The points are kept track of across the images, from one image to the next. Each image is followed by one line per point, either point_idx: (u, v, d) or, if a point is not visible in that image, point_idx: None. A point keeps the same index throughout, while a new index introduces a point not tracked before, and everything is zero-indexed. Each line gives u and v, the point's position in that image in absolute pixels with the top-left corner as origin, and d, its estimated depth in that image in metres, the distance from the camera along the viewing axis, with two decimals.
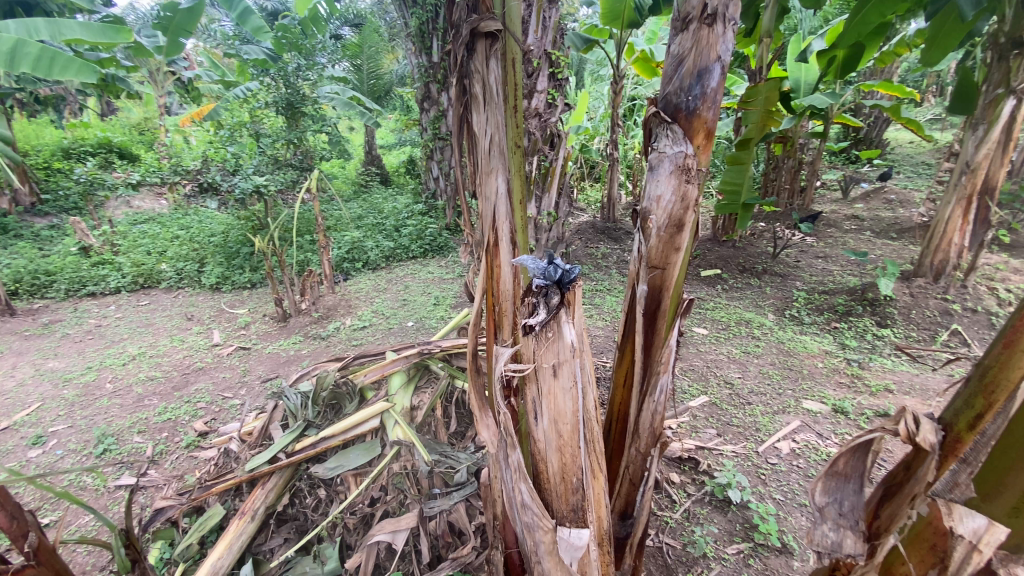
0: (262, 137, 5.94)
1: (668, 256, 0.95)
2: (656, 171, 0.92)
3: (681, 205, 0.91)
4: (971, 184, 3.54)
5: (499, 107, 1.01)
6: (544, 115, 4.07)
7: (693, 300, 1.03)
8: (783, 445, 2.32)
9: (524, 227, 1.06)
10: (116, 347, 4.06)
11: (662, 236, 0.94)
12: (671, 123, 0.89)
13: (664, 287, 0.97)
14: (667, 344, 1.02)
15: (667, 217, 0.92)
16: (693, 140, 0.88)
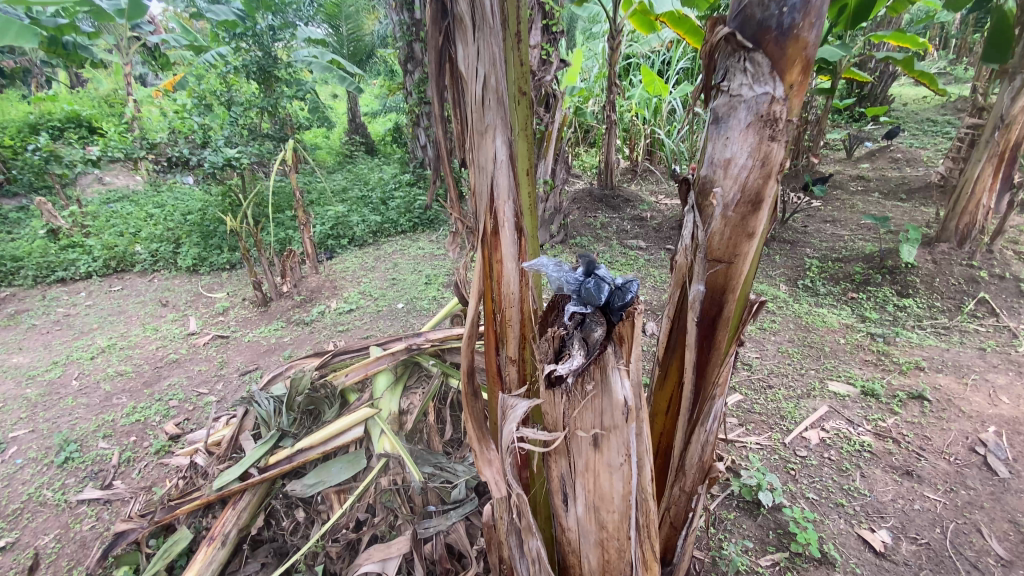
0: (234, 105, 5.48)
1: (736, 245, 0.78)
2: (724, 123, 0.75)
3: (761, 170, 0.74)
4: (1004, 141, 3.27)
5: (495, 33, 0.75)
6: (539, 74, 3.74)
7: (763, 302, 0.93)
8: (811, 435, 2.11)
9: (529, 207, 0.84)
10: (85, 339, 3.77)
11: (731, 217, 0.77)
12: (754, 50, 0.71)
13: (727, 285, 0.81)
14: (725, 360, 0.86)
15: (740, 188, 0.75)
16: (786, 75, 0.70)
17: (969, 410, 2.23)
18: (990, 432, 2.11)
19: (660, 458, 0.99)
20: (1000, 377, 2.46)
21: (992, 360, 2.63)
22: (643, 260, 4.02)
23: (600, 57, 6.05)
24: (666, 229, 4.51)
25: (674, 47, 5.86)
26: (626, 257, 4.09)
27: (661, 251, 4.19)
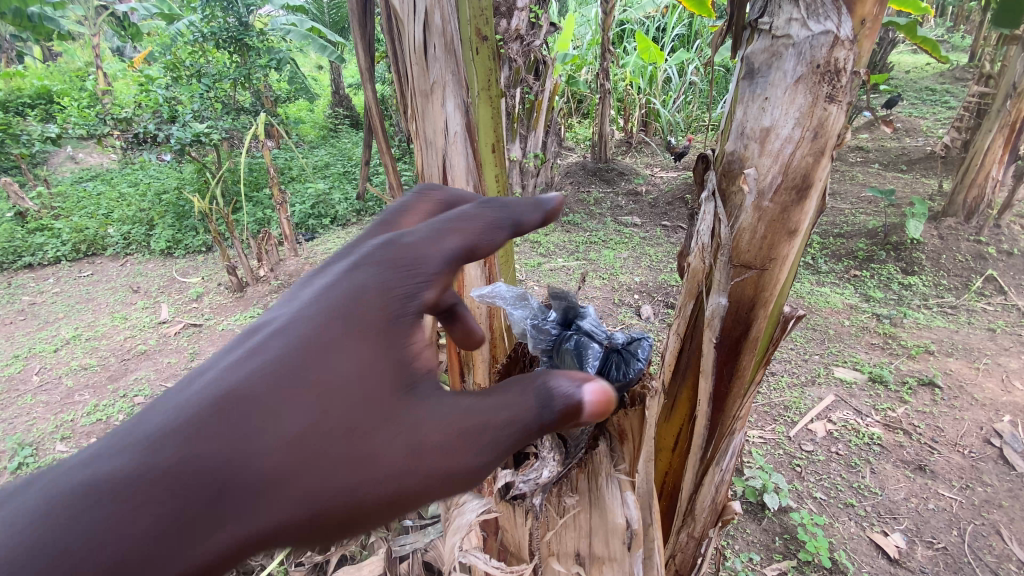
0: (204, 76, 5.15)
1: (770, 253, 0.71)
2: (761, 78, 0.63)
3: (814, 147, 0.63)
4: (1016, 111, 3.09)
5: None
6: (527, 39, 3.49)
7: (798, 317, 0.79)
8: (818, 427, 1.98)
9: (489, 156, 0.94)
10: (50, 329, 3.56)
11: (772, 211, 0.68)
12: None
13: (757, 298, 0.75)
14: (748, 388, 0.82)
15: (783, 172, 0.65)
16: (857, 9, 0.59)
17: (982, 398, 2.12)
18: (1005, 421, 2.00)
19: (668, 502, 0.99)
20: (1013, 360, 2.34)
21: (1003, 342, 2.50)
22: (638, 237, 3.83)
23: (592, 22, 5.74)
24: (662, 205, 4.31)
25: (669, 11, 5.55)
26: (620, 235, 3.90)
27: (656, 227, 4.00)
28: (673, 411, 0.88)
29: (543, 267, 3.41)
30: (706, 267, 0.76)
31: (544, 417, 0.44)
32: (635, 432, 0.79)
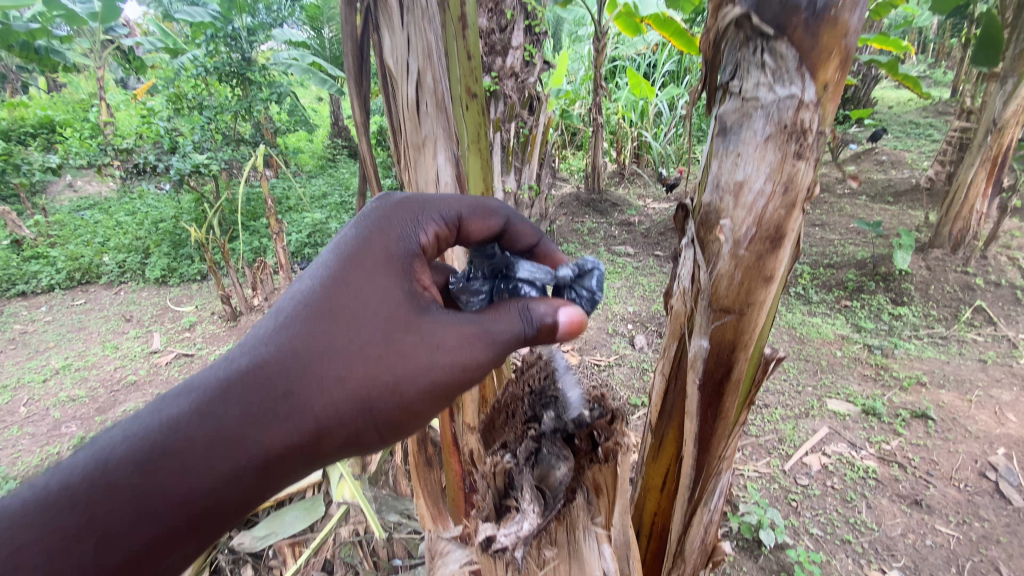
0: (206, 108, 5.25)
1: (747, 299, 0.73)
2: (735, 138, 0.67)
3: (784, 198, 0.66)
4: (997, 145, 3.18)
5: (433, 42, 0.98)
6: (522, 75, 3.63)
7: (778, 359, 0.82)
8: (812, 461, 1.98)
9: None
10: (40, 359, 3.53)
11: (748, 258, 0.71)
12: (776, 39, 0.61)
13: (736, 341, 0.77)
14: (731, 430, 0.85)
15: (758, 222, 0.68)
16: (821, 74, 0.61)
17: (975, 430, 2.12)
18: (999, 454, 2.00)
19: (658, 544, 1.00)
20: (1004, 393, 2.35)
21: (994, 374, 2.51)
22: (631, 267, 3.88)
23: (585, 59, 5.94)
24: (655, 235, 4.37)
25: (659, 49, 5.73)
26: (613, 264, 3.94)
27: (649, 257, 4.05)
28: (661, 449, 0.93)
29: None
30: (688, 310, 0.80)
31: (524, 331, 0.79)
32: (610, 486, 0.84)
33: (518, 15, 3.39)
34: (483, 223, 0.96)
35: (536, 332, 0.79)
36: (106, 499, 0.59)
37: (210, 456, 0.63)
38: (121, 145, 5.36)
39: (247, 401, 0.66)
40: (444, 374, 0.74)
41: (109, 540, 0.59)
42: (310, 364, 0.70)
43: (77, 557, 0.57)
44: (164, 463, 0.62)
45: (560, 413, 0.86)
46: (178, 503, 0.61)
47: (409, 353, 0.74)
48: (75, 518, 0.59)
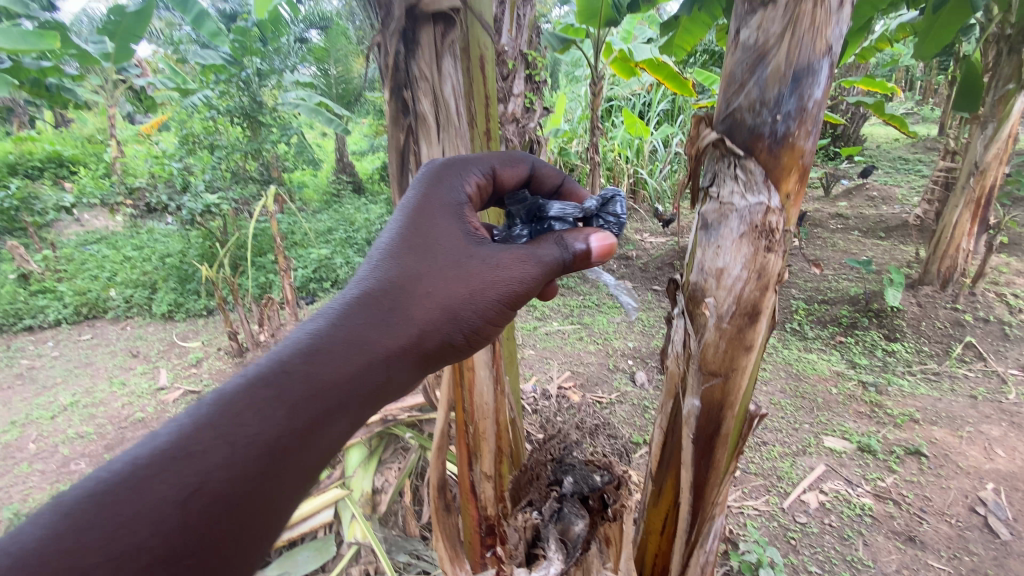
0: (217, 148, 5.42)
1: (733, 361, 0.86)
2: (717, 234, 0.83)
3: (758, 282, 0.81)
4: (979, 187, 3.32)
5: (462, 137, 1.11)
6: (522, 120, 3.82)
7: (761, 416, 0.92)
8: (810, 499, 2.02)
9: None
10: (47, 395, 3.56)
11: (730, 328, 0.84)
12: (745, 159, 0.79)
13: (724, 401, 0.88)
14: (723, 477, 0.93)
15: (737, 300, 0.83)
16: (783, 187, 0.79)
17: (966, 466, 2.17)
18: (989, 489, 2.05)
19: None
20: (994, 428, 2.41)
21: (985, 410, 2.57)
22: (630, 302, 3.96)
23: (582, 100, 6.19)
24: (653, 270, 4.47)
25: (653, 90, 5.97)
26: (613, 299, 4.03)
27: (647, 292, 4.15)
28: (659, 498, 1.02)
29: (538, 331, 3.49)
30: (682, 372, 0.92)
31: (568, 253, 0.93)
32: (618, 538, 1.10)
33: (520, 65, 3.54)
34: (514, 171, 1.06)
35: (577, 261, 0.93)
36: (273, 379, 0.62)
37: (357, 339, 0.70)
38: (133, 183, 5.51)
39: (372, 302, 0.75)
40: (521, 280, 0.87)
41: (286, 410, 0.61)
42: (414, 274, 0.80)
43: (261, 423, 0.59)
44: (319, 347, 0.67)
45: (578, 480, 1.14)
46: (337, 377, 0.66)
47: (493, 260, 0.86)
48: (249, 397, 0.60)
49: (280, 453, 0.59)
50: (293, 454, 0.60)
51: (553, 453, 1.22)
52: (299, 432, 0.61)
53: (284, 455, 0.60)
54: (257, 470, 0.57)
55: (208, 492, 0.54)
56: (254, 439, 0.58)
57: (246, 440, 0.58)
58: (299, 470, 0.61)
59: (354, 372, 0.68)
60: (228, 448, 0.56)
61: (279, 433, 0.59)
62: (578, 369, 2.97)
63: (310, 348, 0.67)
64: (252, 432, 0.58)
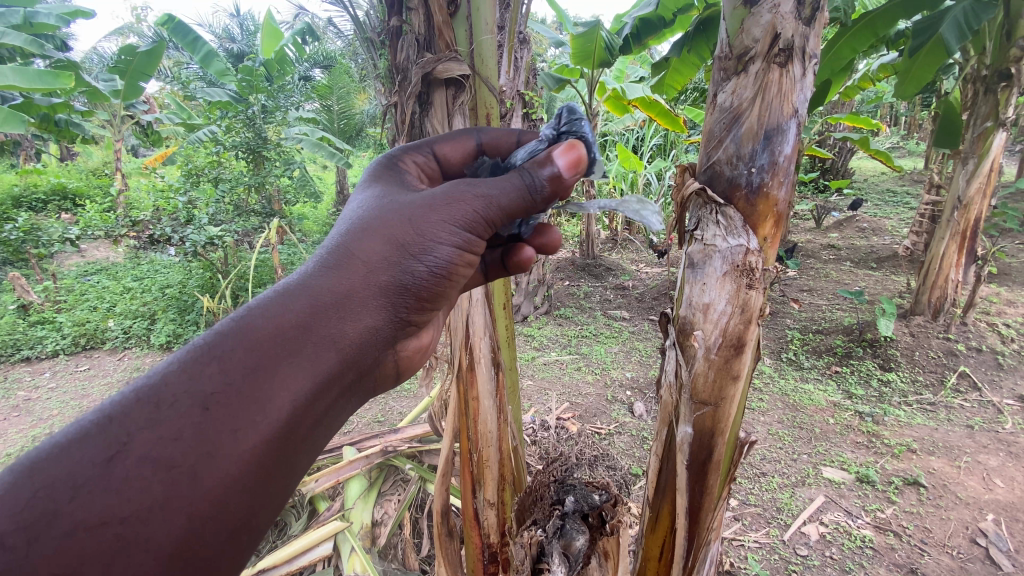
0: (222, 182, 5.50)
1: (721, 390, 0.91)
2: (703, 271, 0.89)
3: (741, 315, 0.87)
4: (964, 220, 3.39)
5: None
6: None
7: (750, 443, 0.98)
8: (811, 530, 2.02)
9: (507, 342, 1.24)
10: (44, 427, 3.53)
11: (718, 360, 0.90)
12: (726, 206, 0.86)
13: (715, 428, 0.93)
14: (716, 503, 0.97)
15: (723, 333, 0.88)
16: (761, 231, 0.86)
17: (965, 496, 2.18)
18: (989, 520, 2.05)
19: None
20: (991, 458, 2.42)
21: (981, 439, 2.58)
22: (627, 332, 4.00)
23: None
24: (649, 299, 4.52)
25: (646, 126, 6.16)
26: (610, 329, 4.07)
27: (644, 321, 4.19)
28: (657, 521, 1.03)
29: (537, 361, 3.52)
30: (675, 400, 0.95)
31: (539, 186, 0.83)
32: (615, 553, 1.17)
33: (518, 104, 3.67)
34: (457, 145, 0.99)
35: (549, 181, 0.82)
36: (206, 346, 0.62)
37: (297, 296, 0.68)
38: (137, 216, 5.60)
39: (323, 259, 0.72)
40: (484, 208, 0.79)
41: (218, 370, 0.60)
42: (367, 223, 0.75)
43: (190, 386, 0.59)
44: (256, 308, 0.66)
45: (578, 499, 1.21)
46: (274, 331, 0.64)
47: (447, 195, 0.78)
48: (181, 362, 0.60)
49: (213, 410, 0.58)
50: (230, 410, 0.59)
51: (555, 475, 1.27)
52: (231, 390, 0.60)
53: (217, 415, 0.59)
54: (186, 431, 0.56)
55: (134, 453, 0.54)
56: (182, 396, 0.58)
57: (172, 399, 0.58)
58: (243, 427, 0.59)
59: (295, 329, 0.65)
60: (154, 410, 0.57)
61: (208, 391, 0.59)
62: (577, 400, 2.98)
63: (249, 309, 0.66)
64: (181, 391, 0.59)
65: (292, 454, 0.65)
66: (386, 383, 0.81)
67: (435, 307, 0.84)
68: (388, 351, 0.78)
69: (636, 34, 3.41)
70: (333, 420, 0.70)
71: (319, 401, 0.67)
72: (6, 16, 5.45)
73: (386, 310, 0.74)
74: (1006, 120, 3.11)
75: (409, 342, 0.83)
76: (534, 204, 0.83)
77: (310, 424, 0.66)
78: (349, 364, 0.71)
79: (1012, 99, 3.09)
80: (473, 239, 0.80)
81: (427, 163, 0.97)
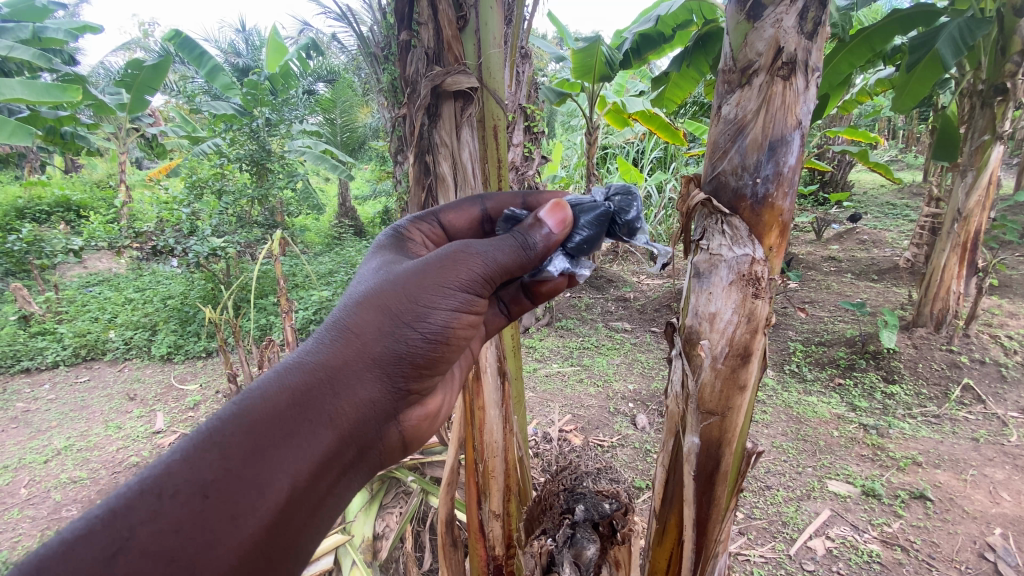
0: (225, 194, 5.51)
1: (729, 399, 0.91)
2: (710, 280, 0.89)
3: (747, 324, 0.87)
4: (964, 232, 3.39)
5: (476, 187, 1.18)
6: (522, 168, 4.00)
7: (758, 453, 0.97)
8: (816, 545, 1.99)
9: (513, 352, 1.24)
10: (41, 439, 3.51)
11: (725, 369, 0.90)
12: (730, 216, 0.87)
13: (722, 438, 0.93)
14: (724, 515, 0.97)
15: (729, 343, 0.88)
16: (765, 240, 0.86)
17: (972, 510, 2.16)
18: (996, 534, 2.03)
19: None
20: (998, 472, 2.39)
21: (987, 453, 2.55)
22: (629, 343, 3.99)
23: (578, 148, 6.43)
24: (650, 311, 4.52)
25: (646, 139, 6.21)
26: (612, 341, 4.07)
27: (646, 333, 4.18)
28: (664, 535, 1.03)
29: (539, 373, 3.51)
30: (682, 411, 0.95)
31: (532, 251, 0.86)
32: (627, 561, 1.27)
33: (519, 116, 3.71)
34: (462, 213, 1.06)
35: (541, 241, 0.87)
36: (206, 429, 0.61)
37: (292, 375, 0.67)
38: (140, 228, 5.62)
39: (320, 334, 0.72)
40: (479, 269, 0.80)
41: (216, 458, 0.59)
42: (363, 295, 0.76)
43: (189, 472, 0.57)
44: (253, 388, 0.65)
45: (589, 508, 1.27)
46: (271, 412, 0.63)
47: (439, 260, 0.79)
48: (179, 450, 0.59)
49: (210, 498, 0.57)
50: (229, 499, 0.58)
51: (565, 483, 1.33)
52: (230, 477, 0.59)
53: (216, 504, 0.57)
54: (185, 523, 0.55)
55: (134, 548, 0.52)
56: (182, 486, 0.57)
57: (171, 489, 0.56)
58: (241, 516, 0.58)
59: (291, 409, 0.65)
60: (154, 501, 0.55)
61: (207, 479, 0.58)
62: (579, 412, 2.97)
63: (247, 391, 0.66)
64: (181, 479, 0.57)
65: (290, 539, 0.63)
66: (395, 454, 0.79)
67: (439, 372, 0.83)
68: (393, 423, 0.76)
69: (636, 49, 3.46)
70: (338, 498, 0.70)
71: (318, 480, 0.66)
72: (15, 32, 5.53)
73: (384, 380, 0.73)
74: (1004, 133, 3.13)
75: (419, 411, 0.81)
76: (528, 261, 0.86)
77: (310, 505, 0.65)
78: (349, 440, 0.69)
79: (1009, 111, 3.11)
80: (468, 300, 0.79)
81: (433, 232, 1.04)
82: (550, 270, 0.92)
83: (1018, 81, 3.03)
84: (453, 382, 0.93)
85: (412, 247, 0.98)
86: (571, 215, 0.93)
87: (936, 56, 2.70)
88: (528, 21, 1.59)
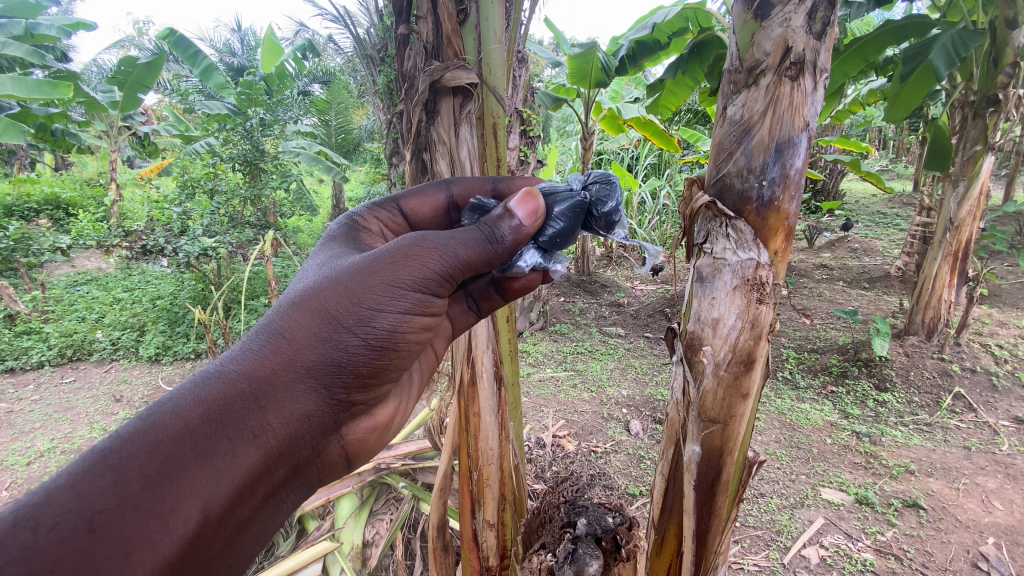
0: (217, 193, 5.40)
1: (732, 406, 0.89)
2: (714, 283, 0.88)
3: (752, 330, 0.86)
4: (956, 241, 3.41)
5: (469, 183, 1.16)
6: (518, 172, 4.01)
7: (759, 463, 0.96)
8: (811, 553, 1.98)
9: (509, 355, 1.21)
10: (24, 441, 3.44)
11: (726, 377, 0.89)
12: (733, 220, 0.86)
13: (723, 447, 0.91)
14: (724, 526, 0.96)
15: (733, 350, 0.87)
16: (768, 245, 0.84)
17: (965, 519, 2.16)
18: (989, 543, 2.03)
19: None
20: (990, 480, 2.40)
21: (978, 461, 2.56)
22: (622, 349, 3.98)
23: (573, 153, 6.44)
24: (644, 316, 4.52)
25: (642, 145, 6.22)
26: (606, 345, 4.06)
27: (640, 338, 4.17)
28: (663, 545, 1.01)
29: (532, 378, 3.49)
30: (682, 419, 0.95)
31: (499, 247, 0.83)
32: None
33: (517, 120, 3.69)
34: (427, 198, 1.07)
35: (510, 234, 0.84)
36: (103, 455, 0.58)
37: (211, 387, 0.64)
38: (130, 227, 5.53)
39: (250, 339, 0.69)
40: (437, 266, 0.78)
41: (111, 485, 0.57)
42: (299, 296, 0.73)
43: (82, 499, 0.56)
44: (165, 404, 0.63)
45: (590, 522, 1.38)
46: (181, 429, 0.61)
47: (393, 255, 0.76)
48: (71, 476, 0.57)
49: (99, 531, 0.55)
50: (123, 532, 0.56)
51: (566, 497, 1.44)
52: (128, 505, 0.57)
53: (109, 537, 0.56)
54: (67, 559, 0.54)
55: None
56: (67, 518, 0.55)
57: (53, 522, 0.55)
58: (136, 551, 0.57)
59: (206, 426, 0.62)
60: (32, 535, 0.54)
61: (98, 509, 0.56)
62: (573, 418, 2.95)
63: (158, 404, 0.63)
64: (68, 510, 0.55)
65: (203, 564, 0.63)
66: (336, 468, 0.79)
67: (386, 380, 0.81)
68: (331, 436, 0.75)
69: (632, 56, 3.47)
70: (261, 517, 0.70)
71: (236, 504, 0.65)
72: (7, 27, 5.47)
73: (319, 392, 0.71)
74: (995, 144, 3.14)
75: (363, 423, 0.81)
76: (494, 255, 0.83)
77: (229, 529, 0.65)
78: (276, 458, 0.68)
79: (1001, 123, 3.13)
80: (420, 300, 0.78)
81: (392, 220, 1.06)
82: (522, 265, 0.90)
83: (1010, 92, 3.05)
84: (406, 390, 0.94)
85: (366, 236, 0.99)
86: (543, 205, 0.90)
87: (930, 67, 2.71)
88: (525, 25, 1.58)
